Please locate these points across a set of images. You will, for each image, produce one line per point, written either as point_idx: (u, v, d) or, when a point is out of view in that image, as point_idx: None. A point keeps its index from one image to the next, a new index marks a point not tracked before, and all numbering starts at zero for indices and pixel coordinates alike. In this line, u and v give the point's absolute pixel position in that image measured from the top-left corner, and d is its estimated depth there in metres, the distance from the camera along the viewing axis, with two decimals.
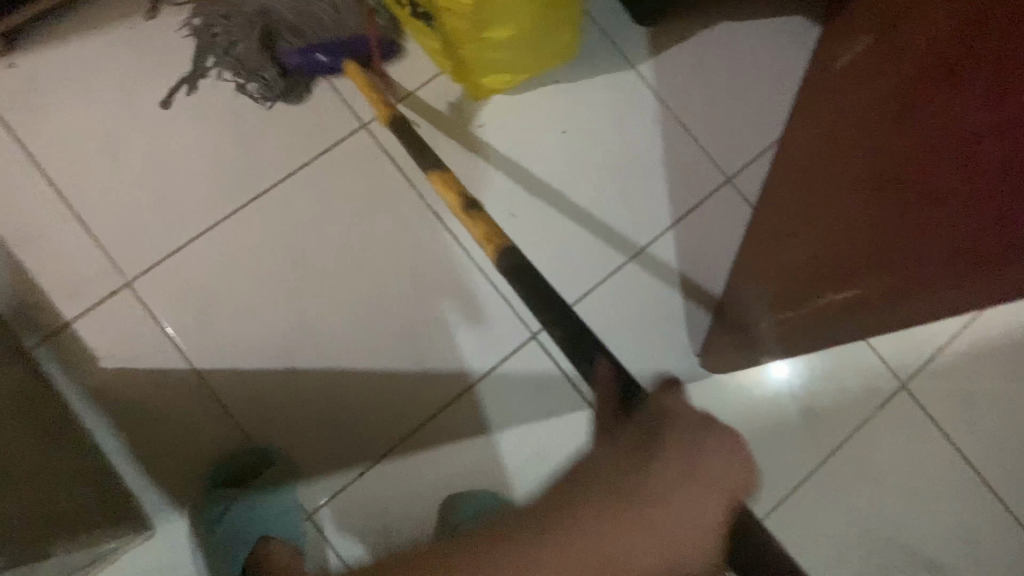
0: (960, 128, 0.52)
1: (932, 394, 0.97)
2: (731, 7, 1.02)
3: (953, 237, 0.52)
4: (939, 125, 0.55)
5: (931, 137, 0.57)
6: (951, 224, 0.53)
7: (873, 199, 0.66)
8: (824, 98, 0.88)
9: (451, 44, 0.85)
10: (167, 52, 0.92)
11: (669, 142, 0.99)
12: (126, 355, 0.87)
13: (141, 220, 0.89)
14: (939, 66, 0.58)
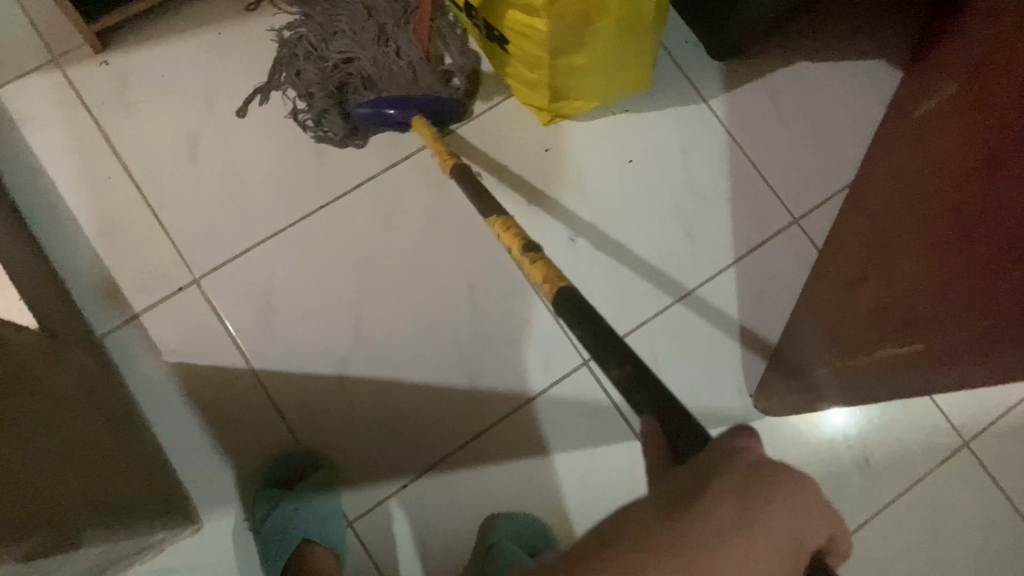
0: None
1: (996, 457, 0.94)
2: (809, 48, 1.01)
3: None
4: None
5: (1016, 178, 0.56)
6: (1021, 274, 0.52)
7: (947, 241, 0.64)
8: (900, 145, 0.86)
9: (524, 67, 0.86)
10: (250, 59, 0.96)
11: (737, 179, 0.97)
12: (189, 349, 0.89)
13: (213, 221, 0.92)
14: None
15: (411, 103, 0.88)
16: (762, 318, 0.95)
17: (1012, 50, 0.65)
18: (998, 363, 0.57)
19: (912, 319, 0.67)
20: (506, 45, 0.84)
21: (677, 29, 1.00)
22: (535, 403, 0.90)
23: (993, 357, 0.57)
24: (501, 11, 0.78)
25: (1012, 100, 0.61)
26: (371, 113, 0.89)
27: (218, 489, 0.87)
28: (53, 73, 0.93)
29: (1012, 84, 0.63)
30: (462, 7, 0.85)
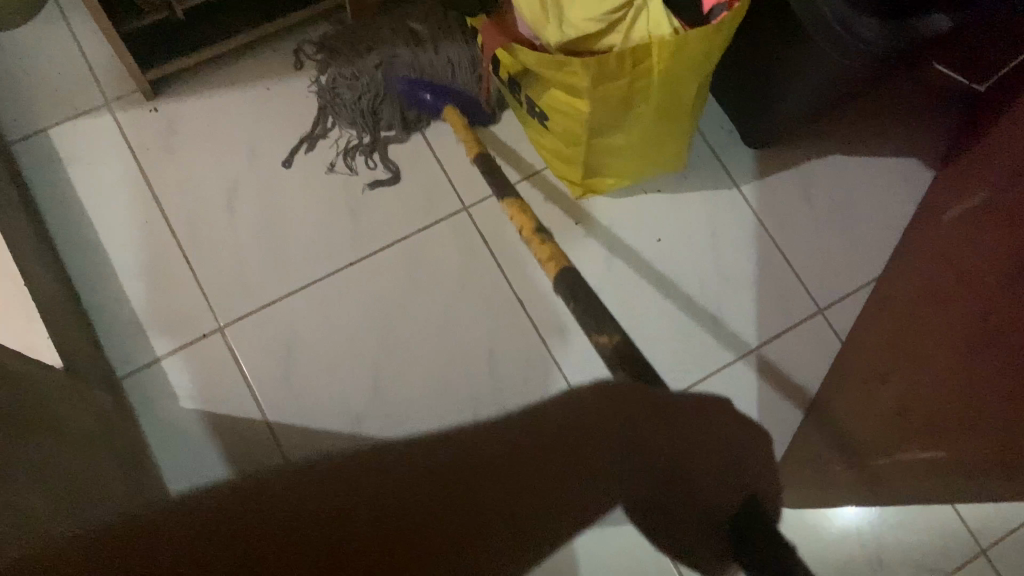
0: None
1: (1015, 567, 0.91)
2: (843, 141, 1.02)
3: None
4: None
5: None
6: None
7: (976, 348, 0.63)
8: (930, 245, 0.87)
9: (561, 142, 0.87)
10: (294, 115, 0.98)
11: (764, 264, 0.98)
12: (207, 396, 0.89)
13: (242, 268, 0.93)
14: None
15: (443, 90, 0.93)
16: (780, 410, 0.94)
17: None
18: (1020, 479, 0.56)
19: (933, 425, 0.66)
20: (545, 120, 0.85)
21: (712, 115, 1.02)
22: None
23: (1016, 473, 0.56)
24: (545, 89, 0.79)
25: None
26: (406, 93, 0.93)
27: None
28: (105, 116, 0.96)
29: None
30: (505, 81, 0.87)
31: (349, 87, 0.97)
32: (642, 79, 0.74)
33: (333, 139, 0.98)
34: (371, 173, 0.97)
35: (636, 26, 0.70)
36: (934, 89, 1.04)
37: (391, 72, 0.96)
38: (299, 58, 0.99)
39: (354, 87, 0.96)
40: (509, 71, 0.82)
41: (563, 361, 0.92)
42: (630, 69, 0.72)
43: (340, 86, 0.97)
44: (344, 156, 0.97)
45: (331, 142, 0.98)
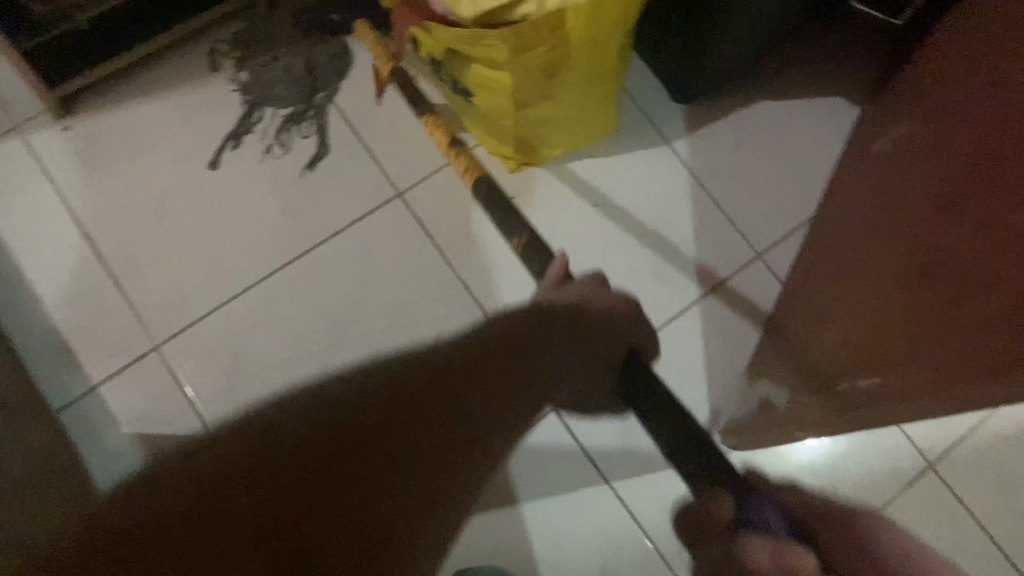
0: (1003, 230, 0.53)
1: (963, 480, 0.95)
2: (768, 87, 1.03)
3: (994, 339, 0.51)
4: (986, 222, 0.56)
5: (985, 218, 0.57)
6: (983, 322, 0.53)
7: (911, 278, 0.65)
8: (859, 182, 0.89)
9: (490, 118, 0.86)
10: (214, 118, 0.95)
11: (700, 218, 0.99)
12: (158, 415, 0.88)
13: (179, 280, 0.91)
14: (999, 148, 0.58)
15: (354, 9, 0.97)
16: (729, 358, 0.96)
17: (969, 92, 0.68)
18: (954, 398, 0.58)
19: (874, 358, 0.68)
20: (470, 98, 0.85)
21: (637, 74, 1.03)
22: (508, 455, 0.90)
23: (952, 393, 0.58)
24: (467, 66, 0.79)
25: (976, 141, 0.63)
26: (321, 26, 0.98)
27: None
28: (16, 140, 0.93)
29: (969, 124, 0.65)
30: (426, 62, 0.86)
31: (270, 72, 0.97)
32: (561, 46, 0.74)
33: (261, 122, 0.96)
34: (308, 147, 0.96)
35: None
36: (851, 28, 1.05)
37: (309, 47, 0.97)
38: (214, 57, 0.97)
39: (276, 70, 0.97)
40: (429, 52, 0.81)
41: None
42: (547, 37, 0.71)
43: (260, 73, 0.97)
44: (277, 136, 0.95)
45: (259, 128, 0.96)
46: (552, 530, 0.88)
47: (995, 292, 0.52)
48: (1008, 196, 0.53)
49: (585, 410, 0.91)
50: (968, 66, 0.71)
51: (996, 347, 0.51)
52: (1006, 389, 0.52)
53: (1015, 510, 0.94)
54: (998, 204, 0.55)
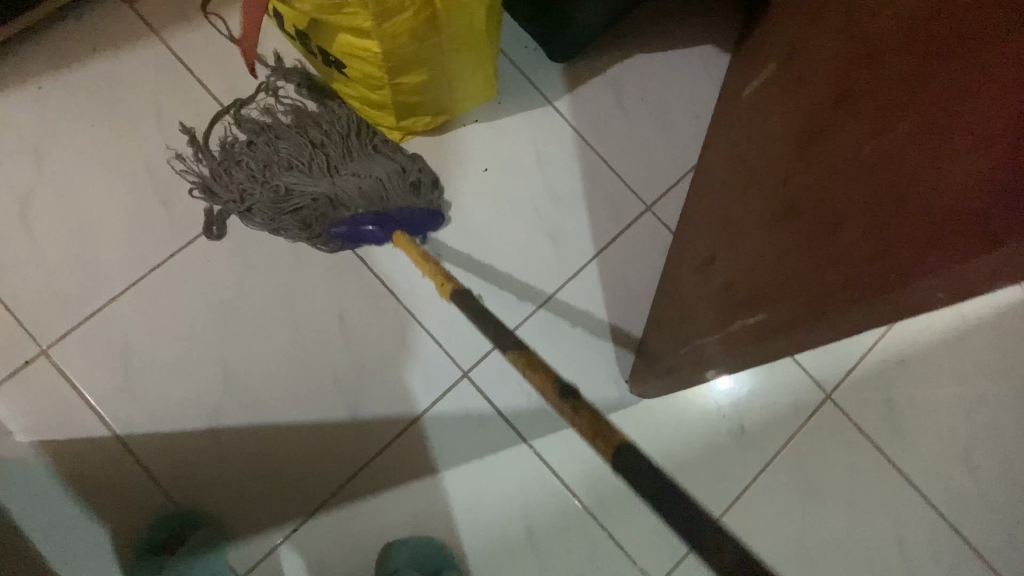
0: (864, 165, 0.56)
1: (855, 403, 1.00)
2: (643, 40, 1.05)
3: (854, 268, 0.52)
4: (848, 157, 0.58)
5: (853, 152, 0.58)
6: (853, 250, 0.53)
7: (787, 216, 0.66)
8: (733, 127, 0.92)
9: (366, 88, 0.85)
10: (76, 110, 0.91)
11: (589, 174, 1.00)
12: (47, 425, 0.84)
13: (55, 283, 0.87)
14: (864, 83, 0.59)
15: (389, 219, 0.84)
16: (628, 310, 0.98)
17: (820, 35, 0.71)
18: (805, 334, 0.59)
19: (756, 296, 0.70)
20: (342, 70, 0.83)
21: (515, 37, 1.02)
22: (421, 426, 0.90)
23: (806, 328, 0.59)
24: (336, 35, 0.77)
25: (834, 82, 0.65)
26: (348, 231, 0.85)
27: (96, 567, 0.82)
28: None
29: (825, 66, 0.69)
30: (294, 36, 0.83)
31: (270, 148, 0.90)
32: (426, 8, 0.73)
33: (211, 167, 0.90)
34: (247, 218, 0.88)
35: None
36: None
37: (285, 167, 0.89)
38: (69, 46, 0.91)
39: (258, 137, 0.90)
40: (294, 23, 0.78)
41: (416, 309, 0.92)
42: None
43: (260, 140, 0.90)
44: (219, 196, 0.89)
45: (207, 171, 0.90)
46: (471, 494, 0.89)
47: (859, 222, 0.54)
48: (871, 131, 0.56)
49: (493, 374, 0.92)
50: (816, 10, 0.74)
51: (853, 275, 0.52)
52: (857, 319, 0.53)
53: (903, 426, 1.00)
54: (857, 141, 0.58)
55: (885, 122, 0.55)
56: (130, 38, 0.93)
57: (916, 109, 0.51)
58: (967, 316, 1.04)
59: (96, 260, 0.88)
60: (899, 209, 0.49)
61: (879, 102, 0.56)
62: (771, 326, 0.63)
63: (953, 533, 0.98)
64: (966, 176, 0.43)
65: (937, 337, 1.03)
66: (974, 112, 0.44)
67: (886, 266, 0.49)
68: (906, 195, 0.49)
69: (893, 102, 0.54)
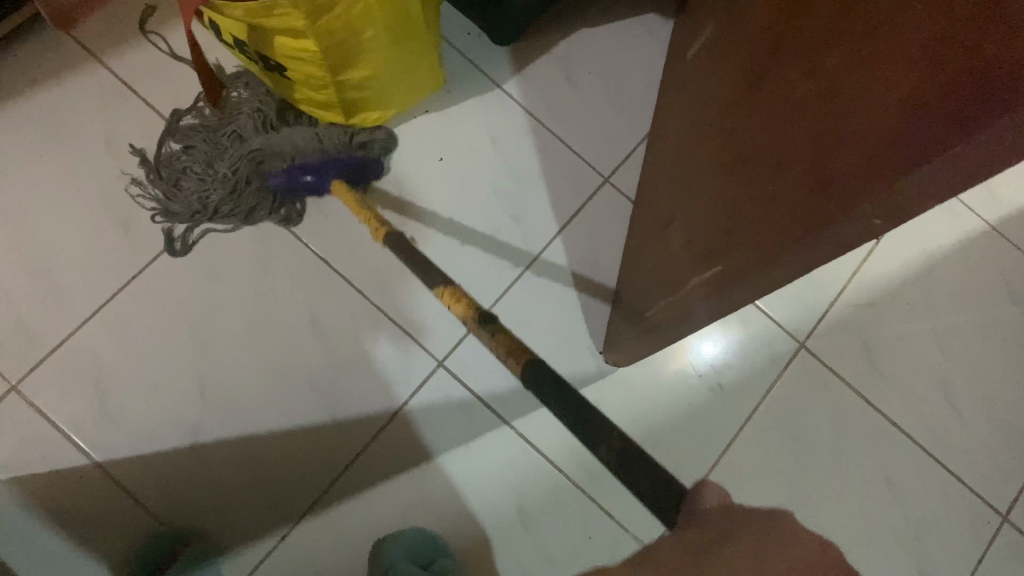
0: (799, 104, 0.57)
1: (831, 351, 1.01)
2: (584, 15, 1.05)
3: (802, 205, 0.54)
4: (784, 99, 0.59)
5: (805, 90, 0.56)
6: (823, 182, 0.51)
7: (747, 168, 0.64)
8: (680, 89, 0.92)
9: (311, 89, 0.84)
10: (23, 141, 0.90)
11: (544, 152, 1.01)
12: (26, 458, 0.83)
13: (20, 317, 0.86)
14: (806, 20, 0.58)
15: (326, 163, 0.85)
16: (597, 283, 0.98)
17: None
18: (765, 275, 0.61)
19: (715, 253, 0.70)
20: (284, 73, 0.83)
21: (457, 24, 1.02)
22: (404, 419, 0.90)
23: (765, 268, 0.61)
24: (272, 39, 0.76)
25: (766, 29, 0.66)
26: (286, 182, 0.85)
27: None
28: None
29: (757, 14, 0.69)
30: (232, 44, 0.83)
31: (207, 146, 0.90)
32: (357, 3, 0.73)
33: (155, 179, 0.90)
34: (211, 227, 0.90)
35: None
36: None
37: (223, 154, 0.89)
38: (7, 78, 0.91)
39: (191, 138, 0.90)
40: (229, 31, 0.78)
41: (386, 304, 0.92)
42: None
43: (196, 140, 0.90)
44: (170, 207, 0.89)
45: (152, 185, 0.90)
46: (459, 481, 0.90)
47: (799, 159, 0.55)
48: (802, 70, 0.57)
49: (469, 360, 0.92)
50: None
51: (801, 210, 0.54)
52: (809, 252, 0.55)
53: (879, 368, 1.01)
54: (791, 82, 0.59)
55: (814, 60, 0.55)
56: (68, 64, 0.92)
57: (841, 42, 0.52)
58: (930, 254, 1.05)
59: (58, 290, 0.87)
60: (835, 142, 0.50)
61: (808, 41, 0.57)
62: (736, 272, 0.65)
63: (939, 467, 0.99)
64: (927, 81, 0.42)
65: (904, 277, 1.04)
66: (920, 14, 0.43)
67: (829, 198, 0.50)
68: (838, 127, 0.50)
69: (819, 39, 0.55)
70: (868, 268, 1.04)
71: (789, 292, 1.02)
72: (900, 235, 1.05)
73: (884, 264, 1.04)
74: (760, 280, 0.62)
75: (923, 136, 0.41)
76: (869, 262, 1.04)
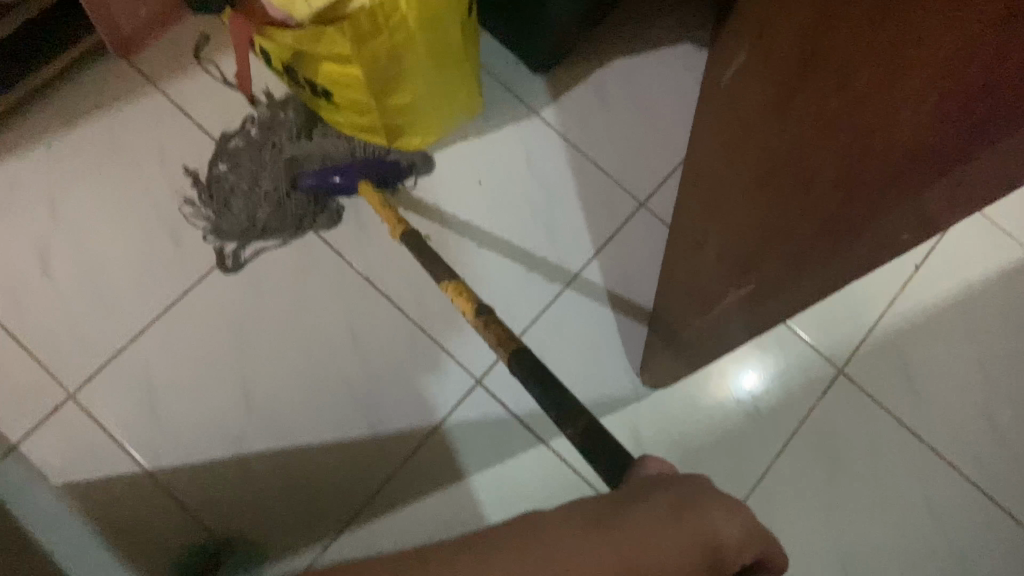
0: (826, 120, 0.58)
1: (870, 376, 1.01)
2: (620, 45, 1.08)
3: (832, 217, 0.55)
4: (813, 115, 0.61)
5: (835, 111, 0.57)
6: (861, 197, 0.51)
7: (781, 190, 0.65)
8: (714, 114, 0.94)
9: (355, 114, 0.88)
10: (86, 164, 0.95)
11: (581, 176, 1.03)
12: (80, 465, 0.87)
13: (78, 329, 0.90)
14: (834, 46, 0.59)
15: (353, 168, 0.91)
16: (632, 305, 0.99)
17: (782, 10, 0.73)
18: (797, 287, 0.62)
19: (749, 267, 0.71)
20: (331, 99, 0.86)
21: (496, 53, 1.06)
22: (442, 436, 0.92)
23: (797, 281, 0.62)
24: (319, 66, 0.80)
25: (796, 51, 0.67)
26: (316, 183, 0.91)
27: None
28: None
29: (786, 37, 0.71)
30: (282, 72, 0.87)
31: (254, 167, 0.95)
32: (401, 31, 0.76)
33: (206, 198, 0.95)
34: (258, 243, 0.94)
35: None
36: None
37: (269, 174, 0.95)
38: (74, 105, 0.96)
39: (240, 159, 0.96)
40: (280, 59, 0.82)
41: (425, 322, 0.94)
42: (385, 23, 0.74)
43: (244, 162, 0.96)
44: (220, 226, 0.94)
45: (203, 204, 0.95)
46: (494, 497, 0.91)
47: (828, 172, 0.56)
48: (830, 86, 0.58)
49: (506, 378, 0.94)
50: None
51: (831, 222, 0.55)
52: (841, 263, 0.56)
53: (920, 394, 1.00)
54: (819, 99, 0.60)
55: (840, 78, 0.57)
56: (130, 92, 0.98)
57: (866, 60, 0.53)
58: (970, 279, 1.05)
59: (114, 304, 0.91)
60: (861, 154, 0.52)
61: (834, 59, 0.58)
62: (770, 286, 0.66)
63: (984, 496, 0.97)
64: (946, 95, 0.43)
65: (943, 303, 1.04)
66: (937, 26, 0.44)
67: (859, 207, 0.51)
68: (865, 139, 0.51)
69: (845, 57, 0.57)
70: (906, 293, 1.04)
71: (826, 317, 1.02)
72: (938, 261, 1.05)
73: (922, 289, 1.04)
74: (793, 292, 0.63)
75: (962, 136, 0.41)
76: (906, 288, 1.04)
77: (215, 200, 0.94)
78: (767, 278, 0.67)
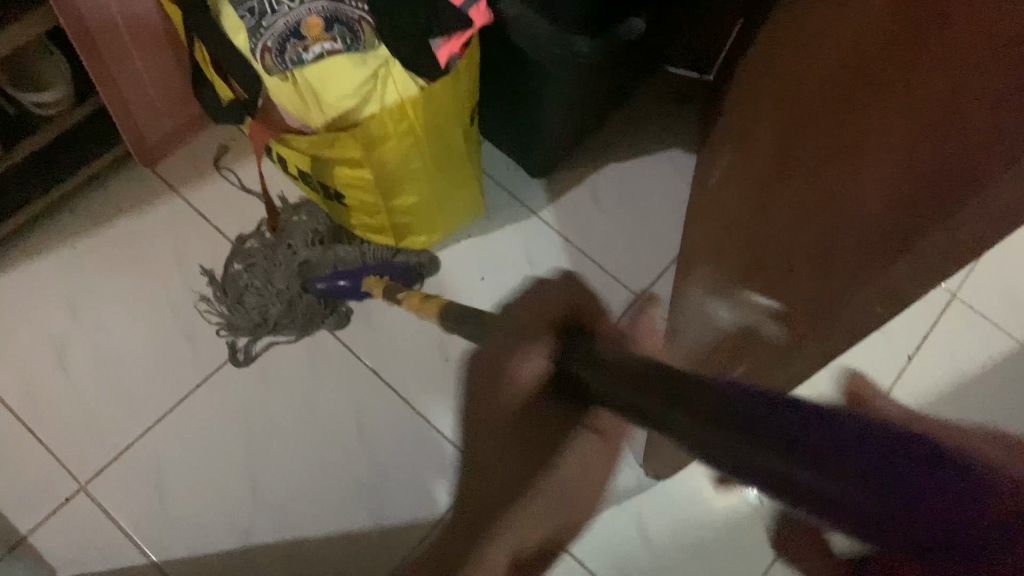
0: (806, 208, 0.62)
1: None
2: (614, 150, 1.15)
3: (818, 298, 0.58)
4: (795, 203, 0.65)
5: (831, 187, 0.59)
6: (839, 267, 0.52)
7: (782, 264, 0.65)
8: (705, 212, 0.99)
9: (364, 214, 0.94)
10: (108, 264, 1.00)
11: (580, 272, 1.07)
12: (87, 558, 0.88)
13: (92, 421, 0.93)
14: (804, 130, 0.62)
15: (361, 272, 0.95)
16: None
17: (762, 111, 0.79)
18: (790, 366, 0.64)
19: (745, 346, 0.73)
20: (343, 200, 0.92)
21: (496, 159, 1.12)
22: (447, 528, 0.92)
23: (789, 361, 0.64)
24: (332, 170, 0.86)
25: (776, 147, 0.72)
26: (326, 288, 0.96)
27: None
28: None
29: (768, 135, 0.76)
30: (297, 176, 0.93)
31: (268, 268, 1.00)
32: (409, 137, 0.82)
33: (220, 295, 0.99)
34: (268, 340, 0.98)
35: (387, 90, 0.78)
36: (673, 87, 1.19)
37: (281, 274, 0.99)
38: (99, 210, 1.02)
39: (255, 260, 1.01)
40: (296, 164, 0.89)
41: (430, 414, 0.97)
42: (394, 129, 0.80)
43: (258, 262, 1.00)
44: (232, 323, 0.98)
45: (217, 301, 0.99)
46: None
47: (811, 255, 0.60)
48: (808, 176, 0.62)
49: None
50: (757, 90, 0.83)
51: (816, 302, 0.58)
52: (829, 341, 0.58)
53: None
54: (799, 189, 0.64)
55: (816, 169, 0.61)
56: (152, 198, 1.04)
57: (836, 152, 0.57)
58: (962, 370, 1.07)
59: (127, 397, 0.94)
60: (840, 237, 0.55)
61: (809, 152, 0.63)
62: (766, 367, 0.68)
63: None
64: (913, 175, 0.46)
65: (936, 393, 1.06)
66: (899, 110, 0.48)
67: (841, 286, 0.54)
68: (843, 220, 0.54)
69: (819, 150, 0.61)
70: (900, 384, 1.06)
71: None
72: (929, 352, 1.08)
73: (916, 380, 1.07)
74: (787, 372, 0.65)
75: (943, 175, 0.42)
76: (900, 378, 1.06)
77: (229, 298, 0.99)
78: (762, 360, 0.69)
